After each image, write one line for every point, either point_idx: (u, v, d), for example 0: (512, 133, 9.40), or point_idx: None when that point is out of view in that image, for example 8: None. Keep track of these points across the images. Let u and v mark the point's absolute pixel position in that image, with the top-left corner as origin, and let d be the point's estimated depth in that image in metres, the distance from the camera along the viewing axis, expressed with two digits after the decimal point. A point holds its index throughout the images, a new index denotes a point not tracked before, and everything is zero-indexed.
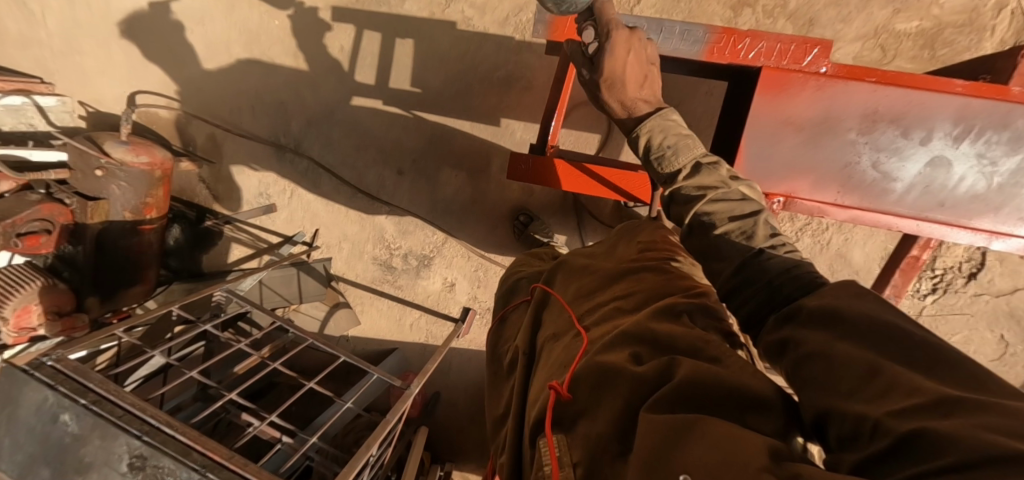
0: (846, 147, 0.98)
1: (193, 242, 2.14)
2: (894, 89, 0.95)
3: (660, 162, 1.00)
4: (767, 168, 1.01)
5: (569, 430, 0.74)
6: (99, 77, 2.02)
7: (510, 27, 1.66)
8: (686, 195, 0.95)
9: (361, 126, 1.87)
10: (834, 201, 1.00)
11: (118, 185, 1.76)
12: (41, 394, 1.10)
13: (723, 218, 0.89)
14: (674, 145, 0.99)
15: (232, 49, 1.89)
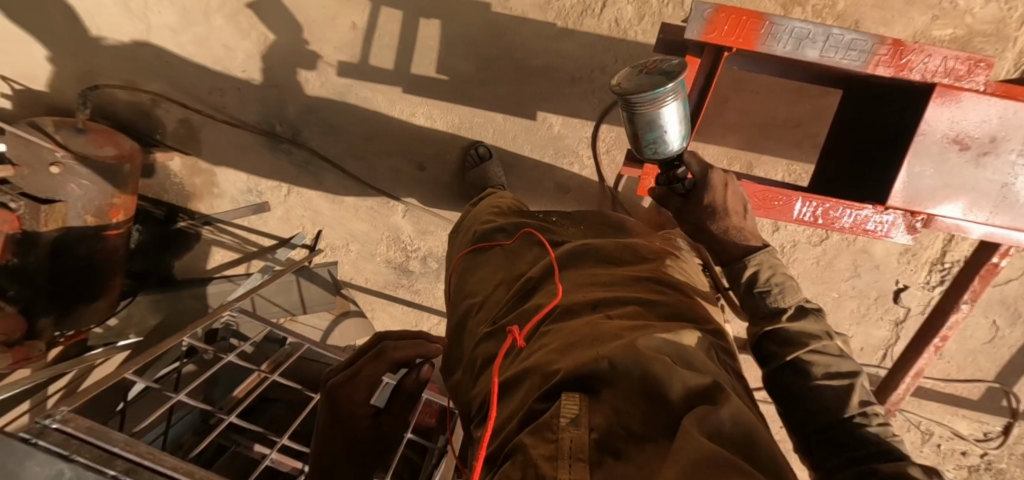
0: (1004, 166, 0.95)
1: (163, 245, 1.86)
2: None
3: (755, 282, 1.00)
4: (926, 186, 0.97)
5: (587, 398, 0.65)
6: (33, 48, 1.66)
7: (551, 12, 1.51)
8: (788, 334, 0.93)
9: (373, 115, 1.67)
10: (983, 220, 0.99)
11: (78, 183, 1.45)
12: (51, 470, 0.85)
13: (820, 365, 0.88)
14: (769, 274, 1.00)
15: (210, 20, 1.58)
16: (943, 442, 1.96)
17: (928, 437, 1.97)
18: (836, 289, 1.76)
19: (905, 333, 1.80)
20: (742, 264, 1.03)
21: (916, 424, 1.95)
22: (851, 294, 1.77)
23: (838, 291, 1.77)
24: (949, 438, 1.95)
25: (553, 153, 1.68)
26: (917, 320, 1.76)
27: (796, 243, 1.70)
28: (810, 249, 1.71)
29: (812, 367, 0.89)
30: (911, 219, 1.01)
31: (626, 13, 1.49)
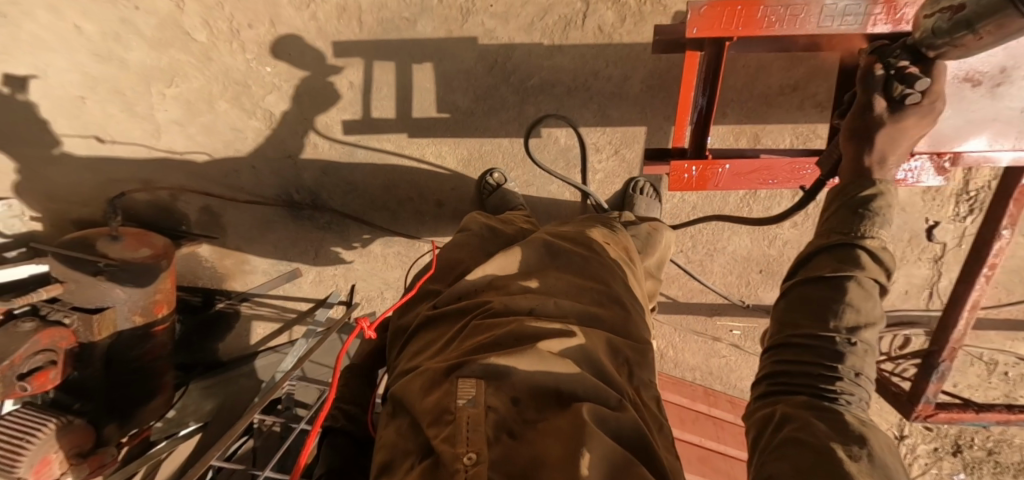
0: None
1: (202, 331, 1.91)
2: None
3: (847, 293, 0.81)
4: (948, 129, 0.98)
5: (488, 383, 0.83)
6: (59, 169, 1.80)
7: (537, 32, 1.56)
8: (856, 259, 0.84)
9: (384, 165, 1.72)
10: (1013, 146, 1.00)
11: (123, 288, 1.49)
12: None
13: (852, 311, 0.81)
14: (862, 294, 0.81)
15: (216, 107, 1.66)
16: (1011, 370, 1.91)
17: (995, 368, 1.93)
18: None
19: (948, 267, 1.78)
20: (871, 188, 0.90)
21: (979, 357, 1.91)
22: None
23: None
24: (1015, 365, 1.91)
25: (564, 163, 1.71)
26: (957, 252, 1.75)
27: None
28: None
29: (846, 311, 0.81)
30: (937, 161, 1.04)
31: (609, 18, 1.51)
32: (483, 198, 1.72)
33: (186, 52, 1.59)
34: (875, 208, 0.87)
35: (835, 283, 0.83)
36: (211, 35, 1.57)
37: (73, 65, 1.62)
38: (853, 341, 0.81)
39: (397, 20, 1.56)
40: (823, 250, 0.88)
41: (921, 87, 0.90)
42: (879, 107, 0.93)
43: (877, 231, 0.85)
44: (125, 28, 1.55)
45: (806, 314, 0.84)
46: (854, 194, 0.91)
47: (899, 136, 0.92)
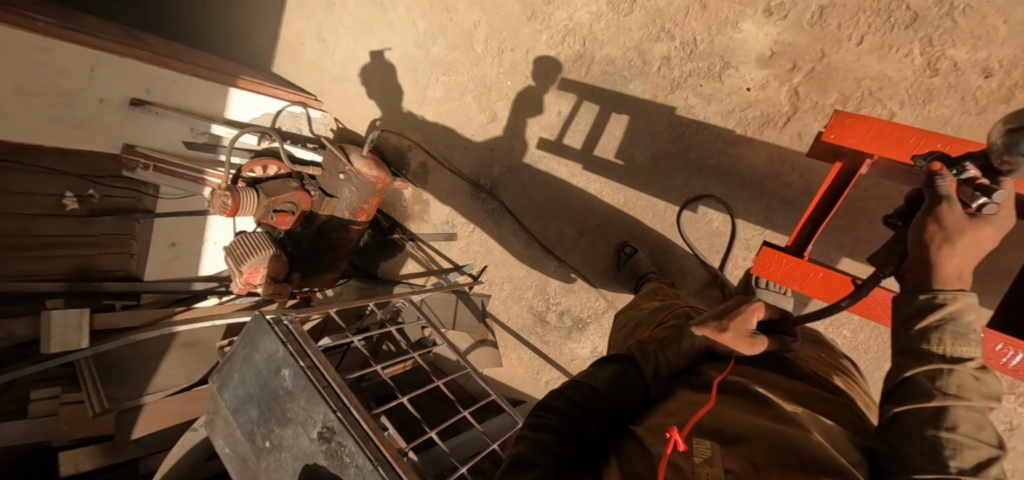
0: None
1: (378, 248, 2.45)
2: None
3: (947, 422, 0.70)
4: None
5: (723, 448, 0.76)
6: (356, 103, 2.53)
7: (734, 120, 1.64)
8: (944, 384, 0.74)
9: (554, 184, 1.97)
10: None
11: (350, 189, 2.07)
12: (274, 347, 1.33)
13: (959, 446, 0.68)
14: (976, 429, 0.70)
15: (464, 98, 2.17)
16: None
17: None
18: None
19: None
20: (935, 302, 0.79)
21: None
22: None
23: None
24: None
25: (707, 245, 1.72)
26: None
27: None
28: None
29: (946, 445, 0.69)
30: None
31: (813, 129, 1.53)
32: (618, 261, 1.84)
33: (466, 55, 2.14)
34: (964, 325, 0.76)
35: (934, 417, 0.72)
36: (486, 48, 2.09)
37: (398, 43, 2.32)
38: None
39: (618, 76, 1.82)
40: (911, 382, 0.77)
41: (999, 200, 0.82)
42: (952, 212, 0.84)
43: (972, 351, 0.75)
44: (438, 30, 2.19)
45: (912, 456, 0.71)
46: (912, 306, 0.82)
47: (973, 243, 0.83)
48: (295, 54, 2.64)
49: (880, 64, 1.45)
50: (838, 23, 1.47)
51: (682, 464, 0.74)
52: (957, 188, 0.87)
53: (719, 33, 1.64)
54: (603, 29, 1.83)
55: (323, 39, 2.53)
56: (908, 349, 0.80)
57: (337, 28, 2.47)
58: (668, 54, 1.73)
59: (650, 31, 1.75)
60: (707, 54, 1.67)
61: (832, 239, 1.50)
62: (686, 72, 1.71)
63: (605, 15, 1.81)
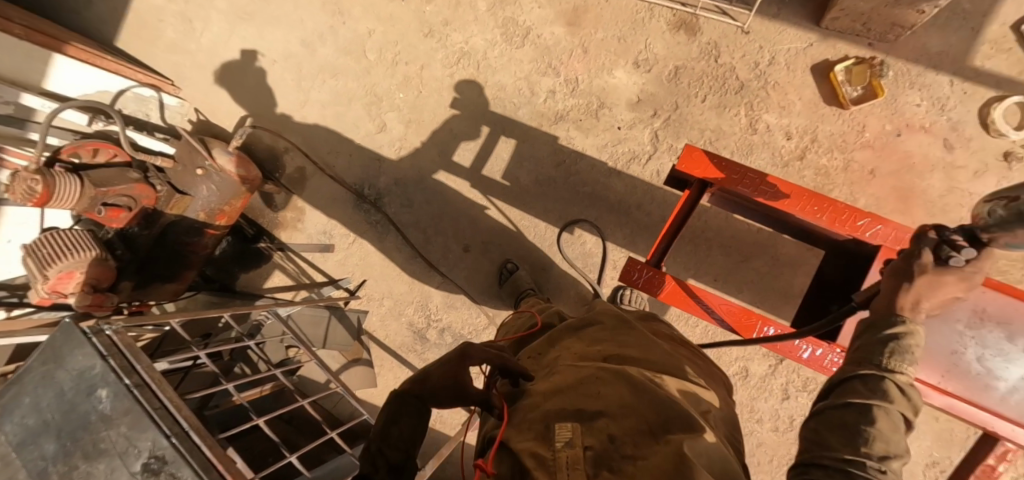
0: (954, 337, 1.02)
1: (238, 258, 2.21)
2: (999, 294, 1.02)
3: (875, 420, 0.68)
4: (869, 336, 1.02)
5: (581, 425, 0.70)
6: (223, 94, 2.29)
7: (607, 154, 1.85)
8: (883, 384, 0.72)
9: (442, 200, 2.00)
10: (937, 381, 1.02)
11: (208, 187, 1.85)
12: (90, 361, 1.07)
13: (878, 438, 0.67)
14: (890, 423, 0.68)
15: (352, 104, 2.12)
16: None
17: None
18: None
19: None
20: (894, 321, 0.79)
21: None
22: None
23: None
24: None
25: (581, 266, 1.88)
26: None
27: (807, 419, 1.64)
28: None
29: (868, 438, 0.67)
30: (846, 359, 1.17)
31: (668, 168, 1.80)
32: (500, 280, 1.92)
33: (357, 62, 2.11)
34: (905, 345, 0.76)
35: (861, 409, 0.70)
36: (379, 59, 2.09)
37: (283, 38, 2.20)
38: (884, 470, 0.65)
39: (507, 102, 1.95)
40: (856, 378, 0.75)
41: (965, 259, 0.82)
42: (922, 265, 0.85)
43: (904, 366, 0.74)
44: (330, 33, 2.14)
45: (832, 442, 0.69)
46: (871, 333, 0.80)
47: (937, 291, 0.84)
48: (148, 33, 2.33)
49: (718, 120, 1.77)
50: (688, 82, 1.79)
51: (544, 455, 0.68)
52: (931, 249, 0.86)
53: (597, 77, 1.87)
54: (496, 56, 1.96)
55: (189, 20, 2.29)
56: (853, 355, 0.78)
57: (209, 13, 2.27)
58: (553, 88, 1.91)
59: (539, 65, 1.92)
60: (586, 94, 1.88)
61: (684, 264, 1.74)
62: (568, 106, 1.89)
63: (499, 44, 1.96)
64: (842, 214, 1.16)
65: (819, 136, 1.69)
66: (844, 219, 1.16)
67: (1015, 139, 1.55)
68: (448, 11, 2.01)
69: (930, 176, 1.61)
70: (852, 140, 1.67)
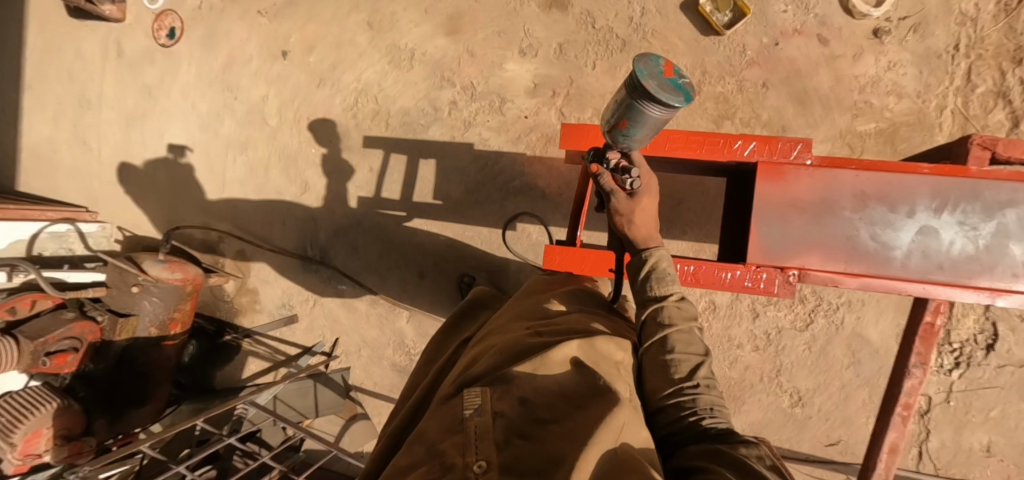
0: (844, 223, 1.01)
1: (208, 357, 2.19)
2: (875, 171, 1.01)
3: (670, 346, 0.87)
4: (776, 243, 1.03)
5: (495, 393, 0.71)
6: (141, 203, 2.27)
7: (523, 144, 1.88)
8: (664, 316, 0.90)
9: (385, 238, 2.01)
10: (844, 269, 1.01)
11: (150, 301, 1.83)
12: None
13: (679, 362, 0.85)
14: (686, 342, 0.87)
15: (269, 173, 2.11)
16: None
17: None
18: (839, 378, 1.68)
19: (937, 425, 1.66)
20: (642, 257, 0.99)
21: None
22: (857, 383, 1.68)
23: (842, 381, 1.69)
24: None
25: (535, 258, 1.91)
26: (944, 409, 1.65)
27: (782, 329, 1.70)
28: (798, 334, 1.69)
29: (674, 366, 0.85)
30: (783, 274, 1.03)
31: None
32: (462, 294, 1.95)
33: (261, 131, 2.12)
34: (663, 270, 0.96)
35: (659, 347, 0.88)
36: (281, 121, 2.09)
37: (183, 131, 2.20)
38: (697, 384, 0.83)
39: (416, 125, 1.97)
40: (646, 320, 0.93)
41: (638, 175, 0.97)
42: (621, 201, 1.00)
43: (671, 288, 0.95)
44: (226, 112, 2.15)
45: (654, 380, 0.87)
46: (637, 273, 0.99)
47: (643, 214, 1.01)
48: (55, 165, 2.34)
49: (614, 81, 1.81)
50: (576, 54, 1.83)
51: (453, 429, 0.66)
52: (613, 181, 1.00)
53: (491, 75, 1.90)
54: (391, 85, 1.98)
55: (86, 142, 2.31)
56: (640, 298, 0.97)
57: (105, 129, 2.28)
58: (454, 98, 1.94)
59: (434, 81, 1.95)
60: (486, 95, 1.91)
61: None
62: (473, 112, 1.92)
63: (389, 73, 1.98)
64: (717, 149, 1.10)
65: (709, 67, 1.75)
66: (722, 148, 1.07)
67: (880, 15, 1.63)
68: (331, 56, 2.03)
69: (817, 73, 1.69)
70: (739, 62, 1.74)
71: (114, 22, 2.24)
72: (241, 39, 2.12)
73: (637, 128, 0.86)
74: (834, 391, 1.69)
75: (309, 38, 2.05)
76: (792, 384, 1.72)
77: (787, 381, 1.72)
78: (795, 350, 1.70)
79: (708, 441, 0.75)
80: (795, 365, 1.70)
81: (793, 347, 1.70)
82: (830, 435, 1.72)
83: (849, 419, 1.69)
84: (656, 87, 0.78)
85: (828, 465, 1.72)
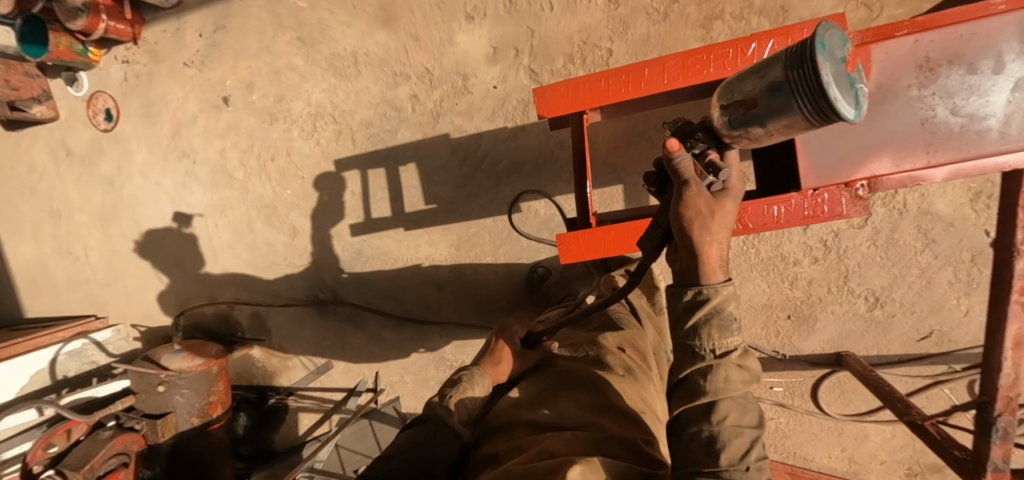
0: (916, 107, 0.93)
1: (262, 424, 2.13)
2: (938, 33, 0.90)
3: (721, 417, 0.77)
4: (832, 151, 0.98)
5: None
6: (144, 295, 2.20)
7: (500, 118, 1.70)
8: (721, 378, 0.79)
9: (391, 260, 1.90)
10: (926, 161, 0.94)
11: (181, 393, 1.77)
12: None
13: (729, 438, 0.76)
14: (739, 412, 0.78)
15: (254, 228, 2.00)
16: None
17: None
18: (916, 266, 1.49)
19: None
20: (696, 295, 0.81)
21: None
22: (938, 265, 1.48)
23: (920, 268, 1.49)
24: None
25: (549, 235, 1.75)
26: None
27: (838, 231, 1.52)
28: (858, 232, 1.51)
29: (721, 441, 0.76)
30: (849, 190, 1.00)
31: None
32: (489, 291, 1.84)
33: (232, 188, 1.99)
34: (725, 315, 0.80)
35: (703, 413, 0.79)
36: (247, 172, 1.96)
37: (156, 212, 2.10)
38: (749, 467, 0.74)
39: (383, 134, 1.80)
40: (688, 376, 0.83)
41: (725, 176, 0.85)
42: (695, 195, 0.82)
43: (733, 341, 0.81)
44: (190, 180, 2.03)
45: (698, 452, 0.78)
46: (695, 312, 0.82)
47: (721, 219, 0.83)
48: (50, 283, 2.28)
49: (577, 17, 1.59)
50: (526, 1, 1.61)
51: None
52: (692, 166, 0.85)
53: (444, 54, 1.70)
54: (343, 98, 1.81)
55: (71, 251, 2.22)
56: (683, 343, 0.84)
57: (82, 232, 2.19)
58: (412, 91, 1.75)
59: (386, 81, 1.76)
60: (446, 78, 1.72)
61: (634, 171, 1.63)
62: (438, 100, 1.74)
63: (337, 86, 1.80)
64: (721, 56, 0.98)
65: None
66: (734, 57, 0.97)
67: None
68: (274, 88, 1.86)
69: None
70: None
71: (49, 122, 2.11)
72: (178, 99, 1.97)
73: (767, 120, 0.80)
74: (913, 281, 1.51)
75: (245, 75, 1.88)
76: (864, 286, 1.55)
77: (859, 284, 1.54)
78: (859, 250, 1.51)
79: None
80: (863, 265, 1.52)
81: (856, 246, 1.51)
82: (920, 328, 1.54)
83: (938, 307, 1.51)
84: (833, 85, 0.71)
85: (926, 360, 1.55)
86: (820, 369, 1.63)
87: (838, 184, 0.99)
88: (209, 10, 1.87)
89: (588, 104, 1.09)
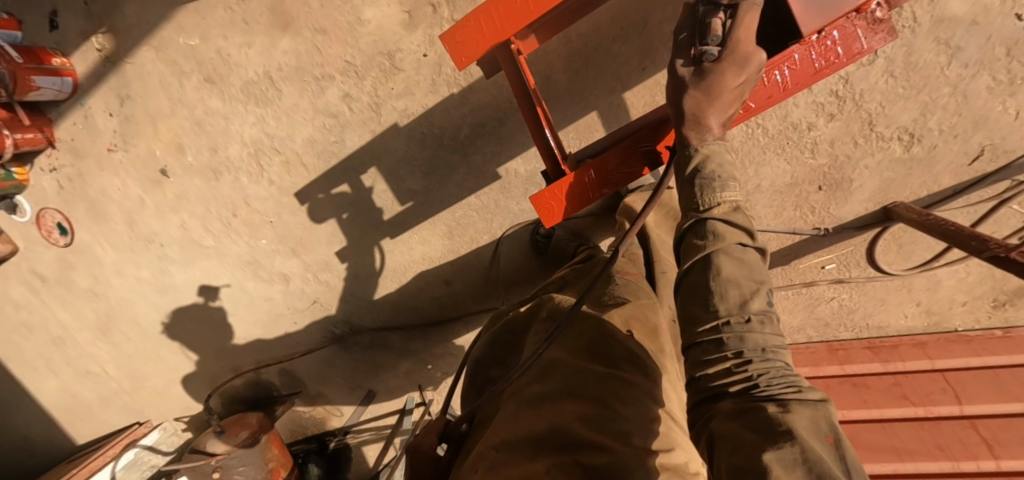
0: None
1: (333, 468, 2.16)
2: None
3: (720, 269, 0.85)
4: None
5: None
6: (174, 388, 2.16)
7: (442, 85, 1.52)
8: (711, 229, 0.89)
9: (390, 271, 1.80)
10: None
11: (239, 471, 1.75)
12: None
13: (733, 288, 0.84)
14: (737, 268, 0.85)
15: (247, 288, 1.91)
16: None
17: None
18: (947, 84, 1.27)
19: None
20: (687, 155, 0.94)
21: None
22: (973, 73, 1.25)
23: (953, 83, 1.27)
24: None
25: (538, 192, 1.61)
26: None
27: (848, 75, 1.29)
28: (871, 69, 1.29)
29: (719, 292, 0.85)
30: (862, 18, 0.93)
31: None
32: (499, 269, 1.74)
33: (209, 258, 1.88)
34: (708, 173, 0.92)
35: (703, 269, 0.87)
36: (216, 236, 1.84)
37: (148, 306, 2.01)
38: (749, 319, 0.83)
39: (330, 148, 1.65)
40: (689, 229, 0.94)
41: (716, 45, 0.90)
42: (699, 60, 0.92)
43: (722, 198, 0.91)
44: (166, 263, 1.92)
45: (695, 304, 0.88)
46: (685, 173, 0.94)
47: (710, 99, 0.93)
48: (84, 407, 2.25)
49: None
50: None
51: None
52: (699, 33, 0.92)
53: (357, 36, 1.50)
54: (276, 125, 1.65)
55: (88, 371, 2.17)
56: (686, 207, 0.95)
57: (89, 349, 2.13)
58: (342, 90, 1.57)
59: (310, 90, 1.59)
60: (370, 63, 1.53)
61: (605, 88, 1.45)
62: (372, 91, 1.56)
63: (265, 115, 1.64)
64: None
65: None
66: None
67: None
68: (203, 140, 1.71)
69: None
70: None
71: (9, 257, 1.99)
72: (118, 188, 1.84)
73: None
74: (948, 101, 1.29)
75: (171, 139, 1.73)
76: (894, 126, 1.35)
77: (886, 126, 1.35)
78: (877, 87, 1.31)
79: (740, 395, 0.78)
80: (887, 102, 1.32)
81: (874, 85, 1.30)
82: (970, 149, 1.35)
83: (984, 119, 1.30)
84: None
85: (984, 183, 1.37)
86: (870, 230, 1.47)
87: (849, 10, 0.91)
88: (107, 84, 1.71)
89: (510, 30, 0.96)
